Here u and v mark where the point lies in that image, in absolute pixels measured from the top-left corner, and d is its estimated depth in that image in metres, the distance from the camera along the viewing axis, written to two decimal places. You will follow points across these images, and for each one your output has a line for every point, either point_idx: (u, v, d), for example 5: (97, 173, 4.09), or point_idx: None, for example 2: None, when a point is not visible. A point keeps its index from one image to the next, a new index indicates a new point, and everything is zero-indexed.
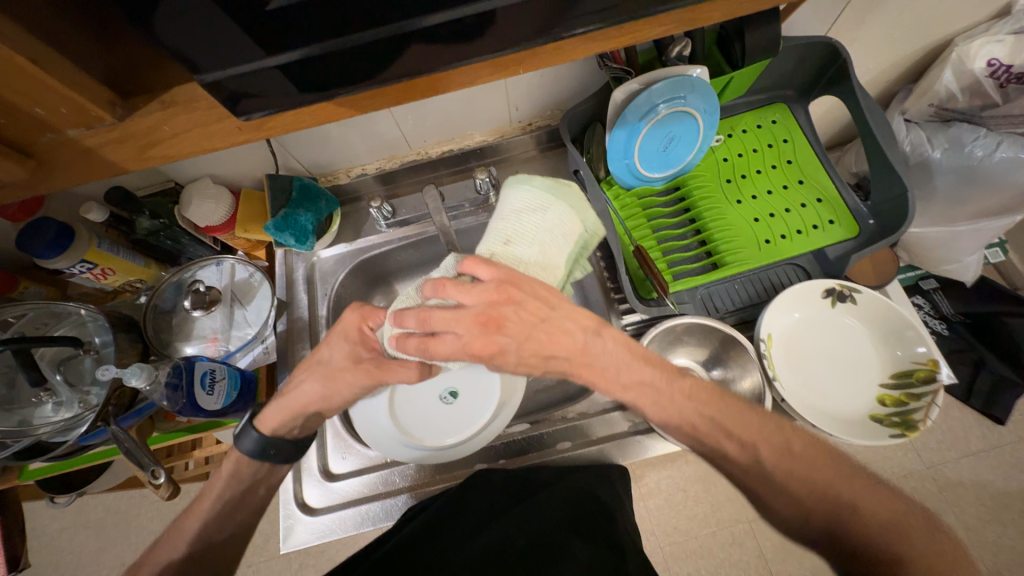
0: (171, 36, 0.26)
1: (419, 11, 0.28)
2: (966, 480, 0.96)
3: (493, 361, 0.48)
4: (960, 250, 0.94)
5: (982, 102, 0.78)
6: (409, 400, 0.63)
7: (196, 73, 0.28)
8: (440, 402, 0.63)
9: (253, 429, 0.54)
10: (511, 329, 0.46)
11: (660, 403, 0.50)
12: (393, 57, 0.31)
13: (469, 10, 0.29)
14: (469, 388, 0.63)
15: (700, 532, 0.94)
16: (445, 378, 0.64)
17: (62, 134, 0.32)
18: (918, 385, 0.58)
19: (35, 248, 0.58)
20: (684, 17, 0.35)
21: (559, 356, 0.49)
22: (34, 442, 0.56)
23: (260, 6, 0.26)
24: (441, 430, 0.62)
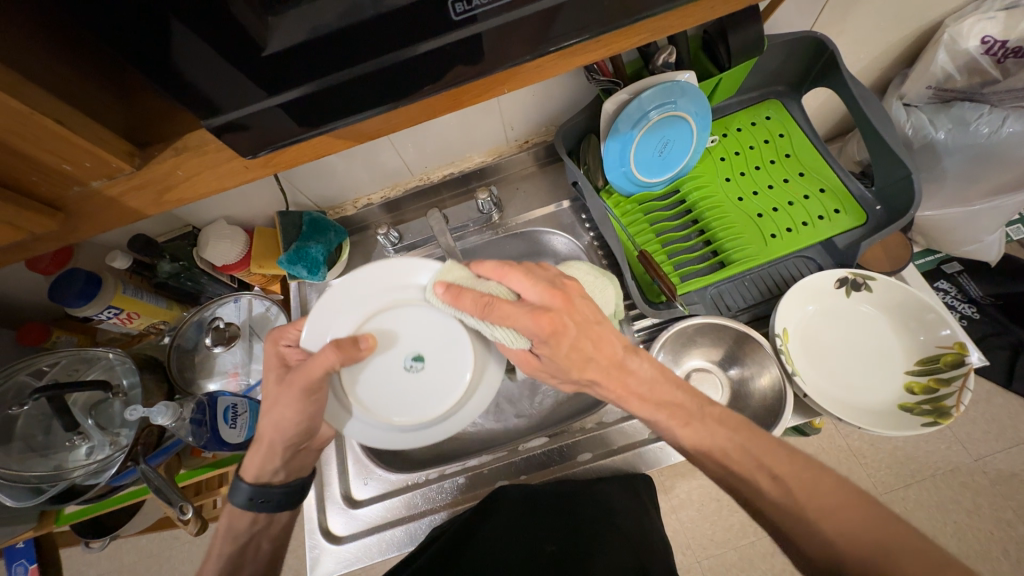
0: (175, 84, 0.28)
1: (403, 45, 0.30)
2: (1019, 472, 0.91)
3: (548, 342, 0.48)
4: (981, 229, 0.92)
5: (982, 79, 0.76)
6: (375, 389, 0.56)
7: (202, 118, 0.30)
8: (406, 373, 0.57)
9: (240, 480, 0.54)
10: (570, 316, 0.49)
11: (693, 424, 0.50)
12: (380, 89, 0.32)
13: (448, 38, 0.30)
14: (424, 326, 0.57)
15: (739, 543, 0.90)
16: (407, 346, 0.57)
17: (86, 187, 0.34)
18: (946, 370, 0.56)
19: (65, 297, 0.61)
20: (660, 26, 0.36)
21: (598, 361, 0.51)
22: (69, 485, 0.59)
23: (256, 54, 0.28)
24: (437, 391, 0.57)
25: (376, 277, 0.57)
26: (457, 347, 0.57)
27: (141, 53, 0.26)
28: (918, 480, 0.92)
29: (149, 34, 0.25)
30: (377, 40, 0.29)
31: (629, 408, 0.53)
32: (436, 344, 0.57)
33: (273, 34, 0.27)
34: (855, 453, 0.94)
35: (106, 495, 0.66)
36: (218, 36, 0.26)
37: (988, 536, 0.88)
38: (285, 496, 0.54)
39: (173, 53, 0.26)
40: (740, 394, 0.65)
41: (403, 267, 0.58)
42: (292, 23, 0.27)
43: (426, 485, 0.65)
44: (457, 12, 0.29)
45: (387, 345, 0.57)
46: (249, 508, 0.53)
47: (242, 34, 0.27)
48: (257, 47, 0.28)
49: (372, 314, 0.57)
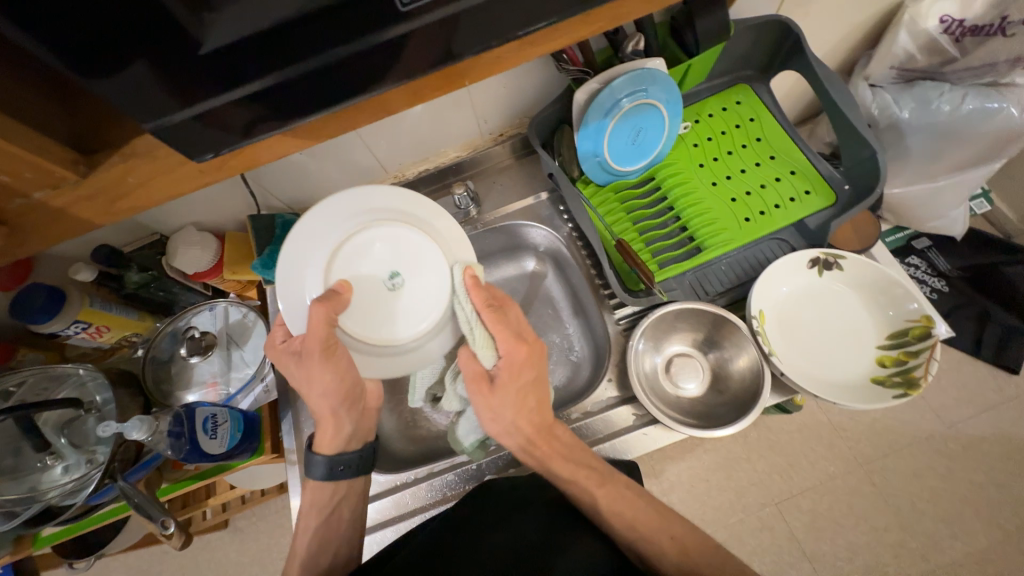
0: (109, 87, 0.27)
1: (351, 39, 0.29)
2: (988, 436, 0.96)
3: (510, 371, 0.50)
4: (946, 205, 0.95)
5: (942, 58, 0.79)
6: (381, 324, 0.54)
7: (142, 121, 0.29)
8: (392, 291, 0.54)
9: (315, 454, 0.56)
10: (533, 366, 0.52)
11: (606, 485, 0.54)
12: (331, 83, 0.32)
13: (397, 30, 0.30)
14: (376, 246, 0.55)
15: (729, 521, 0.93)
16: (374, 269, 0.55)
17: (27, 199, 0.33)
18: (914, 343, 0.58)
19: (27, 314, 0.58)
20: (610, 16, 0.37)
21: (537, 412, 0.54)
22: (46, 506, 0.57)
23: (194, 51, 0.27)
24: (434, 286, 0.55)
25: (304, 237, 0.54)
26: (420, 244, 0.55)
27: (65, 54, 0.24)
28: (896, 449, 0.95)
29: (75, 34, 0.24)
30: (323, 33, 0.28)
31: (550, 468, 0.54)
32: (390, 248, 0.55)
33: (209, 32, 0.26)
34: (835, 426, 0.97)
35: (85, 516, 0.64)
36: (148, 34, 0.25)
37: (962, 498, 0.92)
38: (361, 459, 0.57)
39: (102, 55, 0.25)
40: (720, 376, 0.66)
41: (324, 211, 0.55)
42: (229, 20, 0.26)
43: (416, 484, 0.65)
44: (403, 3, 0.28)
45: (361, 286, 0.54)
46: (332, 478, 0.55)
47: (176, 31, 0.26)
48: (194, 43, 0.27)
49: (328, 265, 0.54)
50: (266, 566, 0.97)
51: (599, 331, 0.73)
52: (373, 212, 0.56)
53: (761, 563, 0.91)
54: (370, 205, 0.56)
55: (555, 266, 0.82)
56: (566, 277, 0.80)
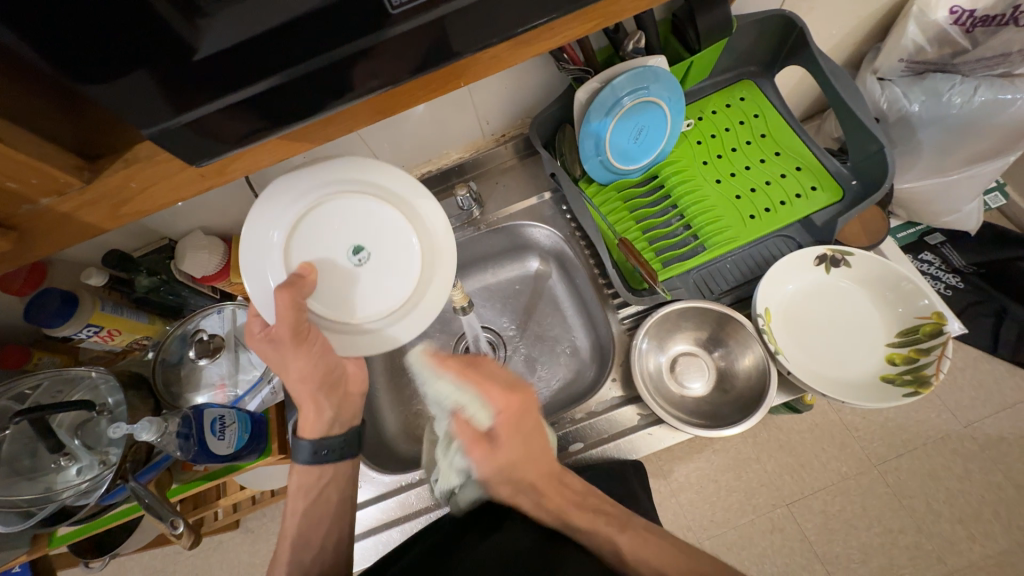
0: (109, 94, 0.27)
1: (342, 43, 0.30)
2: (1007, 435, 0.94)
3: (514, 431, 0.50)
4: (959, 199, 0.93)
5: (953, 50, 0.77)
6: (359, 298, 0.54)
7: (141, 127, 0.30)
8: (358, 267, 0.54)
9: (300, 439, 0.57)
10: (528, 418, 0.50)
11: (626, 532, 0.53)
12: (326, 87, 0.32)
13: (388, 33, 0.30)
14: (326, 225, 0.52)
15: (738, 522, 0.92)
16: (336, 247, 0.53)
17: (35, 206, 0.33)
18: (925, 340, 0.57)
19: (41, 318, 0.60)
20: (605, 13, 0.36)
21: (538, 467, 0.52)
22: (60, 507, 0.58)
23: (189, 58, 0.27)
24: (399, 242, 0.55)
25: (251, 250, 0.50)
26: (369, 207, 0.53)
27: (65, 62, 0.25)
28: (911, 449, 0.94)
29: (73, 41, 0.24)
30: (315, 37, 0.29)
31: (567, 520, 0.52)
32: (348, 224, 0.53)
33: (204, 38, 0.27)
34: (846, 426, 0.95)
35: (97, 516, 0.65)
36: (145, 41, 0.26)
37: (980, 499, 0.90)
38: (345, 443, 0.57)
39: (100, 63, 0.26)
40: (726, 375, 0.65)
41: (261, 211, 0.50)
42: (222, 25, 0.27)
43: (421, 484, 0.65)
44: (394, 6, 0.28)
45: (331, 272, 0.53)
46: (317, 461, 0.56)
47: (172, 38, 0.26)
48: (190, 50, 0.27)
49: (288, 264, 0.51)
50: None
51: (602, 331, 0.73)
52: (322, 186, 0.52)
53: (772, 565, 0.90)
54: (305, 188, 0.51)
55: (559, 266, 0.82)
56: (570, 277, 0.80)
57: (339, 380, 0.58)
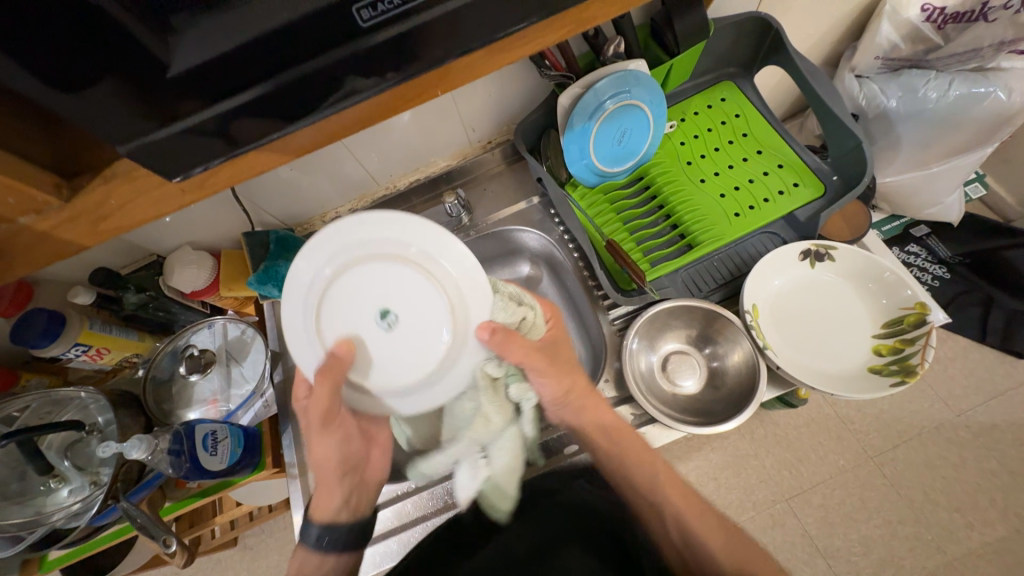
0: (85, 113, 0.27)
1: (313, 55, 0.30)
2: (999, 423, 0.95)
3: (561, 351, 0.60)
4: (940, 191, 0.94)
5: (926, 46, 0.79)
6: (404, 362, 0.47)
7: (118, 144, 0.30)
8: (389, 332, 0.47)
9: (310, 524, 0.55)
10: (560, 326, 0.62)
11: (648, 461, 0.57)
12: (302, 99, 0.32)
13: (360, 44, 0.30)
14: (353, 295, 0.47)
15: (740, 520, 0.92)
16: (362, 316, 0.47)
17: (11, 225, 0.33)
18: (910, 330, 0.58)
19: (27, 340, 0.59)
20: (578, 19, 0.37)
21: (596, 406, 0.60)
22: (50, 530, 0.57)
23: (162, 73, 0.28)
24: (429, 293, 0.47)
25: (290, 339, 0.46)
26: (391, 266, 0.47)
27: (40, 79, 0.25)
28: (907, 440, 0.94)
29: (44, 61, 0.25)
30: (287, 49, 0.29)
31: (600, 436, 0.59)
32: (364, 289, 0.47)
33: (176, 54, 0.27)
34: (842, 419, 0.96)
35: (88, 538, 0.64)
36: (118, 56, 0.26)
37: (977, 487, 0.91)
38: (349, 530, 0.55)
39: (67, 80, 0.26)
40: (716, 373, 0.66)
41: (283, 301, 0.46)
42: (195, 38, 0.27)
43: (418, 492, 0.65)
44: (364, 20, 0.29)
45: (371, 341, 0.47)
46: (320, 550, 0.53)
47: (145, 55, 0.27)
48: (162, 65, 0.27)
49: (325, 343, 0.47)
50: None
51: (594, 332, 0.73)
52: (329, 261, 0.46)
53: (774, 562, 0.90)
54: (321, 267, 0.46)
55: (549, 270, 0.82)
56: (560, 280, 0.81)
57: (363, 461, 0.58)
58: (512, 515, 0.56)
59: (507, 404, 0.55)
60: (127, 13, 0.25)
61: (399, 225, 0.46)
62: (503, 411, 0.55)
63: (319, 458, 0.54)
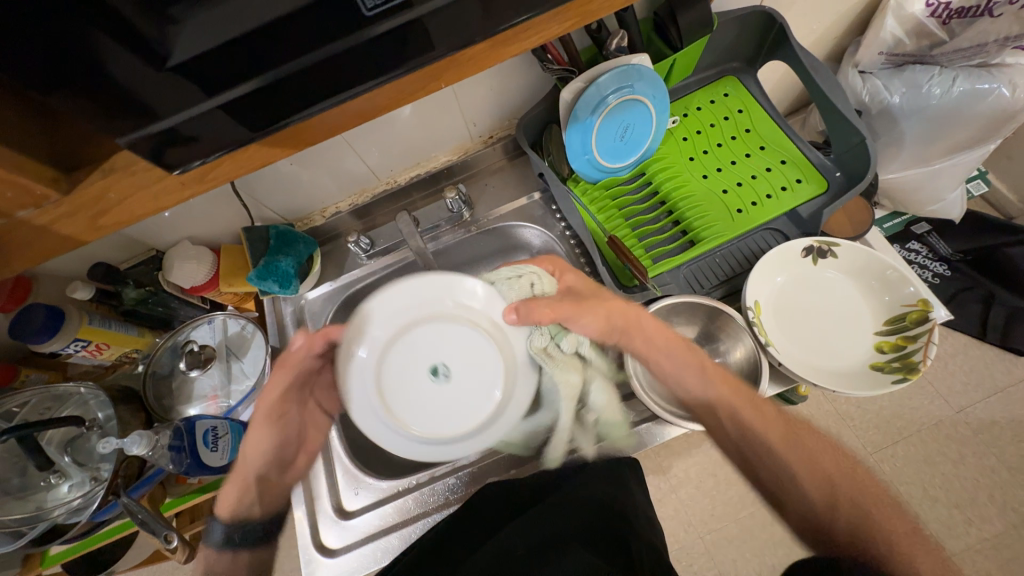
0: (85, 103, 0.27)
1: (315, 46, 0.30)
2: (998, 419, 0.95)
3: (589, 289, 0.64)
4: (943, 188, 0.94)
5: (930, 42, 0.79)
6: (475, 392, 0.62)
7: (117, 136, 0.30)
8: (446, 376, 0.62)
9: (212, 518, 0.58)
10: (564, 268, 0.67)
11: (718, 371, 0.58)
12: (302, 91, 0.32)
13: (363, 35, 0.30)
14: (403, 366, 0.62)
15: (739, 516, 0.92)
16: (421, 374, 0.62)
17: (11, 218, 0.33)
18: (913, 327, 0.58)
19: (27, 335, 0.59)
20: (583, 12, 0.37)
21: (657, 337, 0.60)
22: (51, 524, 0.57)
23: (163, 64, 0.27)
24: (467, 339, 0.63)
25: (367, 423, 0.59)
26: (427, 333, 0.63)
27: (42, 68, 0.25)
28: (907, 436, 0.94)
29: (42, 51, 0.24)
30: (289, 39, 0.29)
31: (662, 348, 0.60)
32: (408, 357, 0.62)
33: (177, 44, 0.27)
34: (842, 416, 0.96)
35: (89, 534, 0.64)
36: (119, 47, 0.25)
37: (975, 483, 0.91)
38: (263, 529, 0.58)
39: (64, 70, 0.25)
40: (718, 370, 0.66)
41: (358, 400, 0.60)
42: (199, 28, 0.27)
43: (418, 488, 0.66)
44: (368, 8, 0.28)
45: (433, 398, 0.62)
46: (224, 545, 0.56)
47: (145, 45, 0.26)
48: (163, 56, 0.27)
49: (395, 411, 0.61)
50: None
51: None
52: (376, 357, 0.62)
53: (773, 557, 0.90)
54: (373, 362, 0.61)
55: None
56: None
57: (290, 462, 0.64)
58: (635, 438, 0.64)
59: (570, 357, 0.63)
60: (131, 3, 0.24)
61: (426, 290, 0.63)
62: (572, 365, 0.63)
63: (250, 454, 0.60)
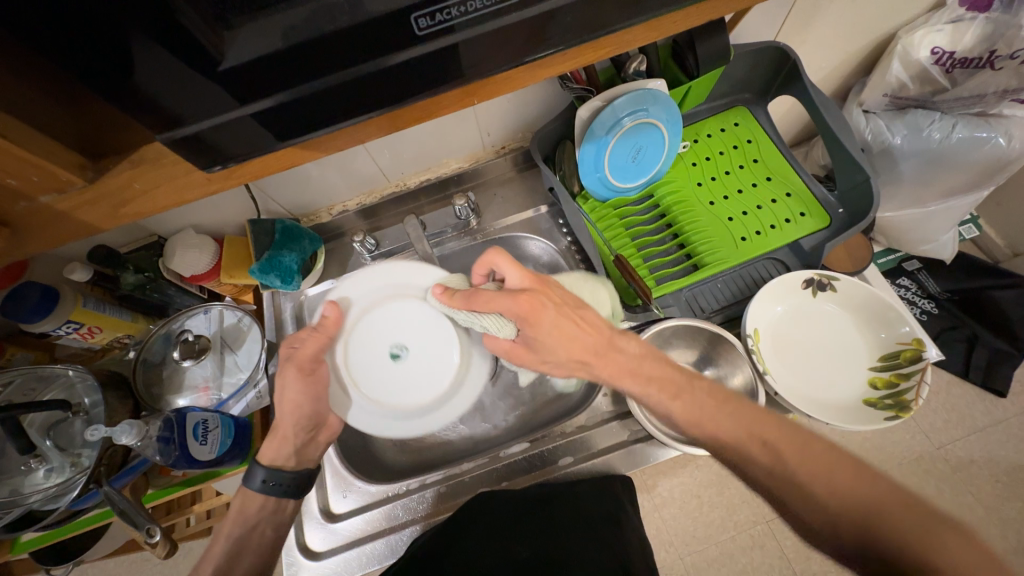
0: (123, 98, 0.27)
1: (362, 61, 0.30)
2: (977, 458, 0.97)
3: (538, 321, 0.53)
4: (936, 229, 0.97)
5: (932, 88, 0.82)
6: (441, 351, 0.66)
7: (156, 132, 0.30)
8: (404, 350, 0.66)
9: (257, 466, 0.55)
10: (521, 293, 0.53)
11: (682, 399, 0.50)
12: (341, 102, 0.32)
13: (413, 52, 0.30)
14: (369, 372, 0.65)
15: (720, 539, 0.92)
16: (387, 366, 0.65)
17: (33, 202, 0.33)
18: (906, 365, 0.60)
19: (19, 314, 0.58)
20: (615, 42, 0.37)
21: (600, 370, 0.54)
22: (26, 511, 0.54)
23: (213, 67, 0.27)
24: (410, 316, 0.67)
25: (376, 427, 0.63)
26: (371, 321, 0.66)
27: (91, 66, 0.25)
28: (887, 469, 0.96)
29: (86, 43, 0.24)
30: (339, 54, 0.29)
31: (623, 385, 0.53)
32: (364, 367, 0.64)
33: (229, 48, 0.27)
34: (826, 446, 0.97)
35: (66, 521, 0.63)
36: (166, 48, 0.26)
37: None
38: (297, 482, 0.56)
39: (113, 67, 0.25)
40: None
41: (362, 421, 0.62)
42: (250, 35, 0.27)
43: (408, 495, 0.65)
44: (421, 27, 0.29)
45: (416, 369, 0.65)
46: (265, 492, 0.54)
47: (198, 47, 0.26)
48: (214, 60, 0.27)
49: (395, 403, 0.64)
50: None
51: None
52: (349, 385, 0.63)
53: None
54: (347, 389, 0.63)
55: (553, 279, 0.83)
56: None
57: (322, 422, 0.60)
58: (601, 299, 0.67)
59: None
60: (190, 6, 0.25)
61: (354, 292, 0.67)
62: None
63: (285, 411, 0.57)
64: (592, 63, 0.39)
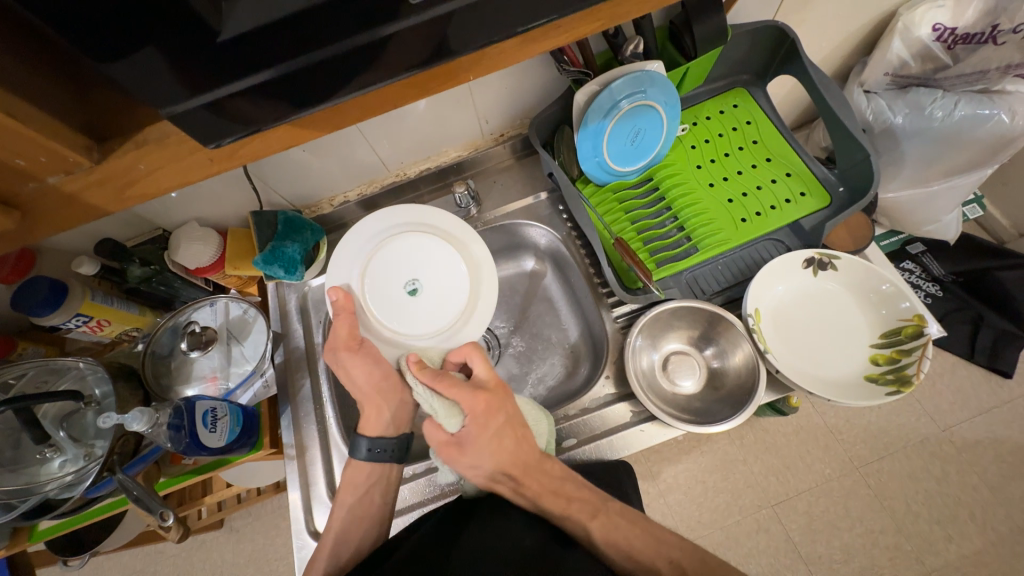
0: (124, 74, 0.28)
1: (357, 32, 0.30)
2: (982, 439, 0.97)
3: (488, 418, 0.55)
4: (939, 210, 0.96)
5: (934, 66, 0.81)
6: (448, 258, 0.66)
7: (157, 108, 0.30)
8: (412, 281, 0.65)
9: (361, 437, 0.61)
10: (483, 387, 0.56)
11: (600, 518, 0.54)
12: (336, 75, 0.33)
13: (408, 22, 0.31)
14: (406, 316, 0.64)
15: (725, 523, 0.93)
16: (414, 304, 0.65)
17: (41, 182, 0.33)
18: (907, 341, 0.60)
19: (29, 307, 0.59)
20: (608, 15, 0.38)
21: (531, 483, 0.55)
22: (42, 499, 0.56)
23: (211, 38, 0.28)
24: (404, 252, 0.66)
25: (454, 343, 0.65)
26: (372, 274, 0.65)
27: (89, 40, 0.25)
28: (892, 451, 0.96)
29: (85, 17, 0.24)
30: (334, 25, 0.30)
31: (542, 505, 0.55)
32: (398, 319, 0.64)
33: (228, 20, 0.28)
34: (830, 429, 0.98)
35: (82, 509, 0.64)
36: (164, 19, 0.26)
37: (956, 502, 0.92)
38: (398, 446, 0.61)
39: (114, 41, 0.26)
40: (716, 375, 0.67)
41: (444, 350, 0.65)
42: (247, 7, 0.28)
43: (415, 478, 0.66)
44: None
45: (435, 281, 0.66)
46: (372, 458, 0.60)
47: (196, 20, 0.27)
48: (212, 32, 0.28)
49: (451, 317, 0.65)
50: (263, 562, 1.00)
51: (597, 327, 0.74)
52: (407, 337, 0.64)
53: (756, 564, 0.92)
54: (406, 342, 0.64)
55: (555, 266, 0.83)
56: (565, 276, 0.81)
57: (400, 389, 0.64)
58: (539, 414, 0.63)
59: None
60: None
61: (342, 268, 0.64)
62: None
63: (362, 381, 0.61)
64: (586, 37, 0.39)
